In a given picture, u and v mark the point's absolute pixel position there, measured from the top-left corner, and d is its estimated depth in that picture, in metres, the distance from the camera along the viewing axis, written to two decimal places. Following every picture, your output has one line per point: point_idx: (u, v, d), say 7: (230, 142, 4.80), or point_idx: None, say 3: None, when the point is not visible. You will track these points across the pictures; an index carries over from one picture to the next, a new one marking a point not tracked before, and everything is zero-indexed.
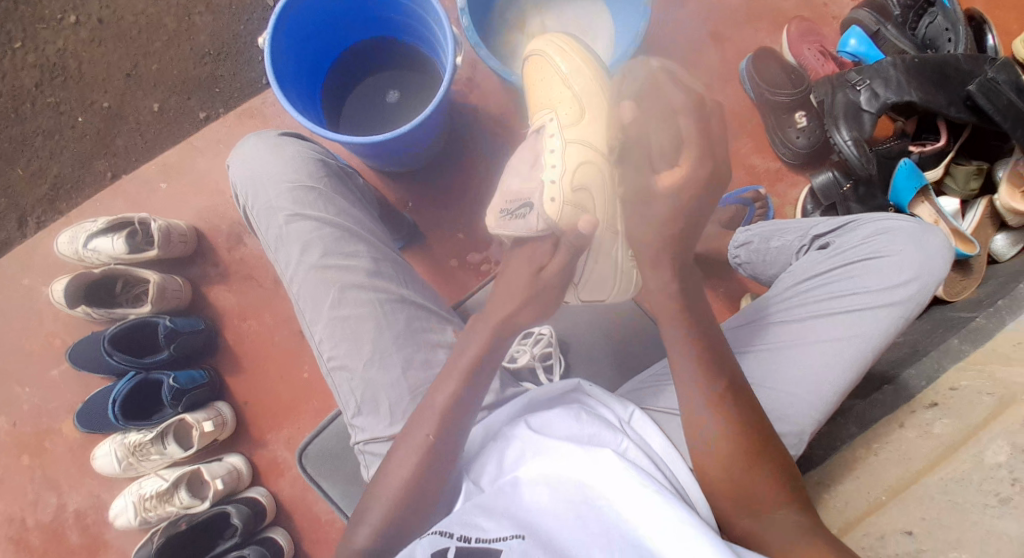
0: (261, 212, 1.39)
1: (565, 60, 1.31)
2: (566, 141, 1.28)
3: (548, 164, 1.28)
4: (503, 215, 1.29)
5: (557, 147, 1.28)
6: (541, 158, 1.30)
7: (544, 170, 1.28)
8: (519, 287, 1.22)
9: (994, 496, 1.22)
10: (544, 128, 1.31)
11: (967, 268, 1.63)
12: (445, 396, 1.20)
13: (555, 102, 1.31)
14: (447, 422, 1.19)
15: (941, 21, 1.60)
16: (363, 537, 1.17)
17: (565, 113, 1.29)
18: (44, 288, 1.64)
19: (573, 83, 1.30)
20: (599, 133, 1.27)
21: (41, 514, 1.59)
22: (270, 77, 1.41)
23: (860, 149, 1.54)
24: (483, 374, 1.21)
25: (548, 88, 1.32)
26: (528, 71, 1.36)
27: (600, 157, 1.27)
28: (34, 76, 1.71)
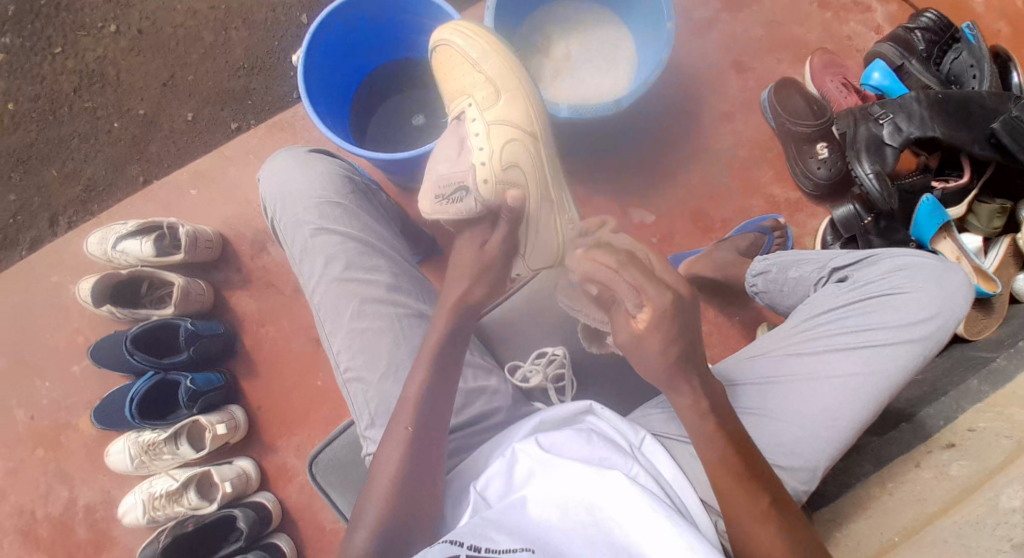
0: (288, 226, 1.42)
1: (479, 50, 1.38)
2: (487, 123, 1.35)
3: (474, 147, 1.34)
4: (438, 200, 1.31)
5: (479, 130, 1.35)
6: (466, 140, 1.36)
7: (471, 155, 1.34)
8: (468, 266, 1.27)
9: (1007, 541, 1.22)
10: (465, 116, 1.37)
11: (988, 308, 1.59)
12: (415, 386, 1.22)
13: (467, 89, 1.38)
14: (421, 413, 1.20)
15: (966, 57, 1.61)
16: (360, 541, 1.15)
17: (481, 97, 1.37)
18: (71, 286, 1.68)
19: (483, 67, 1.38)
20: (516, 110, 1.36)
21: (51, 507, 1.61)
22: (303, 94, 1.45)
23: (882, 184, 1.54)
24: (448, 364, 1.23)
25: (461, 78, 1.39)
26: (436, 62, 1.43)
27: (521, 132, 1.36)
28: (74, 81, 1.77)
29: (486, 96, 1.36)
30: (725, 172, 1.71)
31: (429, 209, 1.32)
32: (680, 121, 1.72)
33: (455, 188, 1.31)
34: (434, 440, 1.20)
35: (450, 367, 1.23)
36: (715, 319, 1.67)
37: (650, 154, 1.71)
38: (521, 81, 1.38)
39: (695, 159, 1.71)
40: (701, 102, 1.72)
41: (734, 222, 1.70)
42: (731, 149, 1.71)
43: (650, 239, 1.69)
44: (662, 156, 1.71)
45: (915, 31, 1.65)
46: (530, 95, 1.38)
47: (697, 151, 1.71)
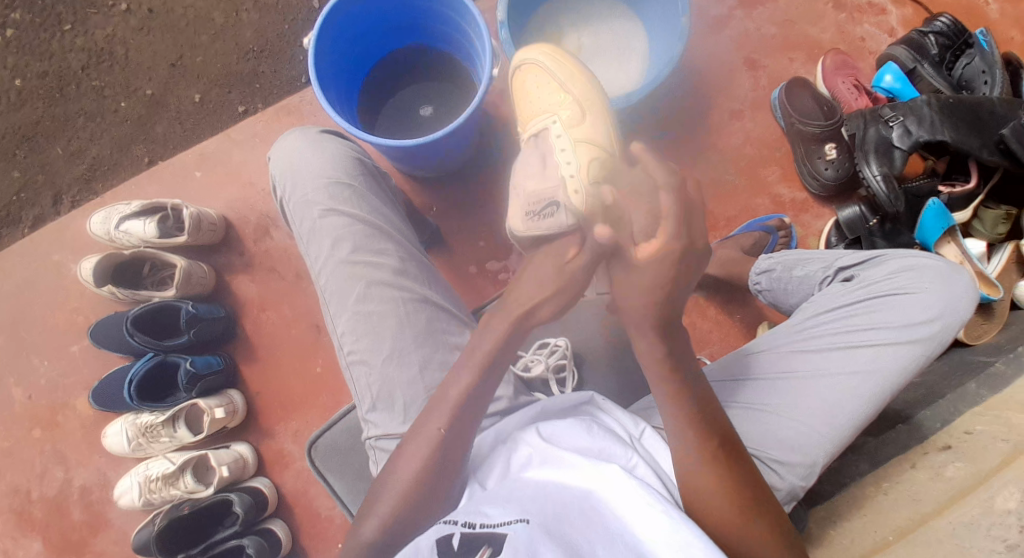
0: (297, 205, 1.42)
1: (583, 85, 1.35)
2: (574, 140, 1.32)
3: (561, 162, 1.31)
4: (529, 216, 1.29)
5: (567, 146, 1.31)
6: (549, 156, 1.33)
7: (559, 169, 1.30)
8: (550, 282, 1.24)
9: (1002, 542, 1.20)
10: (548, 133, 1.34)
11: (990, 312, 1.60)
12: (458, 389, 1.20)
13: (552, 108, 1.36)
14: (459, 417, 1.20)
15: (978, 63, 1.61)
16: (370, 530, 1.18)
17: (566, 116, 1.34)
18: (72, 264, 1.67)
19: (569, 89, 1.36)
20: (601, 132, 1.33)
21: (46, 487, 1.60)
22: (312, 77, 1.44)
23: (889, 187, 1.55)
24: (497, 371, 1.22)
25: (544, 98, 1.37)
26: (517, 83, 1.42)
27: (606, 153, 1.32)
28: (82, 59, 1.76)
29: (578, 120, 1.33)
30: (732, 170, 1.70)
31: (519, 226, 1.29)
32: (689, 117, 1.71)
33: (544, 201, 1.28)
34: (461, 441, 1.20)
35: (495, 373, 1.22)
36: (717, 317, 1.67)
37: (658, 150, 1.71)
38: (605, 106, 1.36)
39: (702, 156, 1.71)
40: (711, 99, 1.72)
41: (739, 220, 1.69)
42: (739, 147, 1.71)
43: None
44: (670, 152, 1.71)
45: (929, 36, 1.66)
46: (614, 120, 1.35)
47: (705, 148, 1.71)
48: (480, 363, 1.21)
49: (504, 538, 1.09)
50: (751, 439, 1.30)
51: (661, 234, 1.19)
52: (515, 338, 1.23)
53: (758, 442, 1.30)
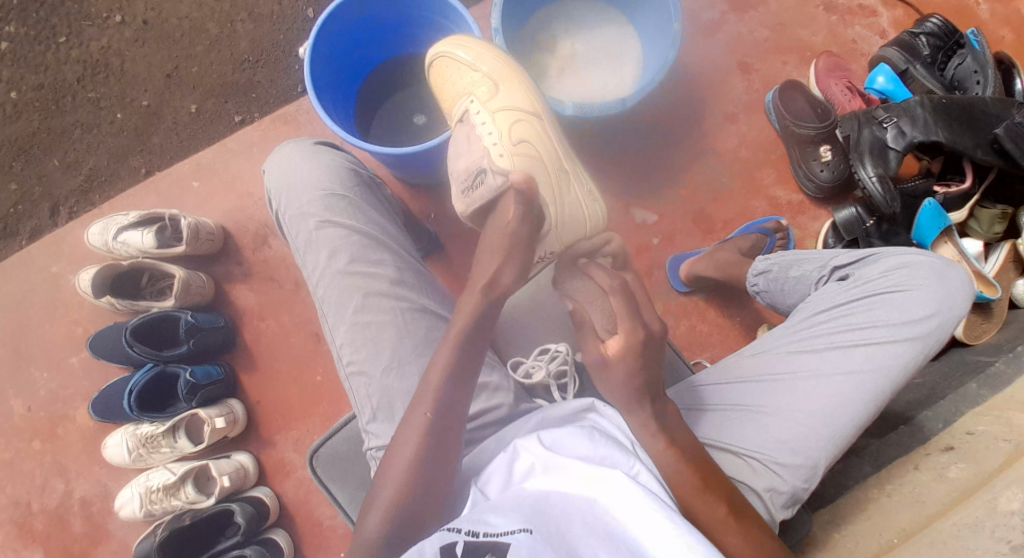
0: (292, 217, 1.42)
1: (485, 57, 1.41)
2: (492, 111, 1.37)
3: (485, 136, 1.35)
4: (465, 189, 1.36)
5: (486, 120, 1.36)
6: (476, 135, 1.37)
7: (482, 141, 1.36)
8: (497, 245, 1.28)
9: (1006, 543, 1.21)
10: (470, 115, 1.38)
11: (988, 312, 1.60)
12: (438, 374, 1.20)
13: (468, 90, 1.40)
14: (443, 404, 1.19)
15: (970, 63, 1.62)
16: (373, 525, 1.18)
17: (480, 92, 1.38)
18: (70, 276, 1.67)
19: (480, 68, 1.40)
20: (517, 95, 1.39)
21: (47, 499, 1.60)
22: (309, 84, 1.45)
23: (884, 188, 1.55)
24: (475, 346, 1.22)
25: (459, 85, 1.41)
26: (436, 77, 1.45)
27: (525, 113, 1.38)
28: (77, 71, 1.77)
29: (489, 89, 1.38)
30: (728, 173, 1.71)
31: (460, 202, 1.36)
32: (684, 122, 1.72)
33: (475, 172, 1.35)
34: (451, 431, 1.20)
35: (474, 353, 1.22)
36: (716, 320, 1.67)
37: (652, 155, 1.71)
38: (511, 67, 1.41)
39: (698, 160, 1.71)
40: (706, 102, 1.73)
41: (736, 223, 1.70)
42: (734, 150, 1.72)
43: (651, 240, 1.69)
44: (666, 156, 1.71)
45: (920, 37, 1.67)
46: (522, 80, 1.41)
47: (701, 151, 1.71)
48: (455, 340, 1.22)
49: (508, 548, 1.08)
50: (751, 442, 1.31)
51: (623, 332, 1.25)
52: (489, 315, 1.24)
53: (759, 445, 1.30)
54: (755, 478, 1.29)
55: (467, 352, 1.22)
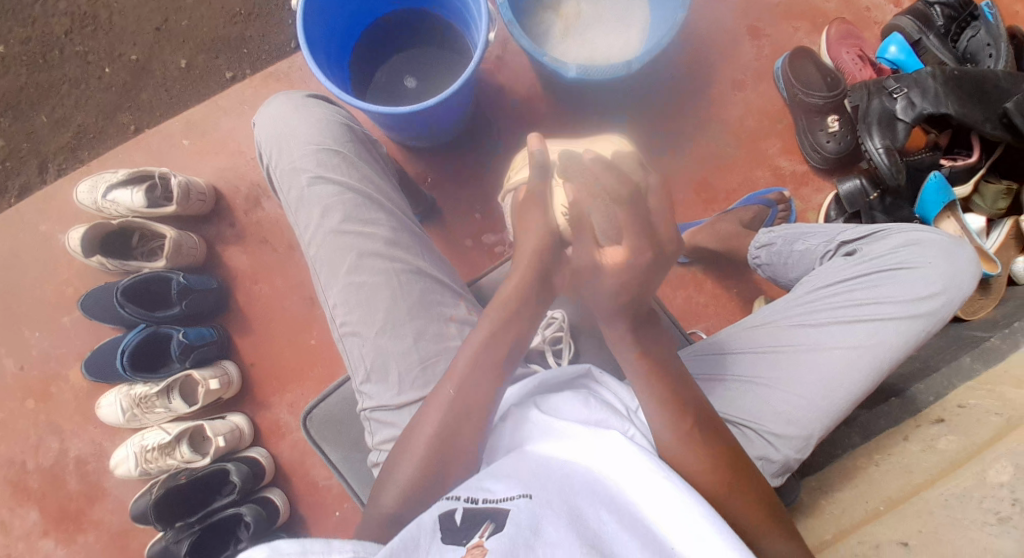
0: (284, 172, 1.39)
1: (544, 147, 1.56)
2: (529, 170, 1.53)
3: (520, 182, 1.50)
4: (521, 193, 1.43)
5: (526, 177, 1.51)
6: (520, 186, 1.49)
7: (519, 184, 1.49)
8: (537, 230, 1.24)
9: (994, 515, 1.19)
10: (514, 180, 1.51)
11: (986, 287, 1.60)
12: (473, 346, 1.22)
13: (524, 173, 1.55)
14: (473, 375, 1.21)
15: (983, 36, 1.58)
16: (389, 502, 1.19)
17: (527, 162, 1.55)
18: (60, 236, 1.65)
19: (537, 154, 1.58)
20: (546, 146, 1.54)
21: (42, 458, 1.60)
22: (300, 39, 1.40)
23: (891, 159, 1.52)
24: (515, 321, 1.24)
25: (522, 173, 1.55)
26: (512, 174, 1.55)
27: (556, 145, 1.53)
28: (65, 23, 1.72)
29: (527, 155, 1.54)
30: (731, 141, 1.68)
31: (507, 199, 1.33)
32: (689, 89, 1.68)
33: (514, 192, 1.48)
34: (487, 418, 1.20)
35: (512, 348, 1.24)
36: (714, 291, 1.66)
37: (654, 121, 1.67)
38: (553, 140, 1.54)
39: (702, 127, 1.68)
40: (712, 68, 1.68)
41: (738, 193, 1.67)
42: (739, 117, 1.68)
43: None
44: (669, 123, 1.68)
45: (934, 7, 1.62)
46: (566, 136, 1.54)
47: (704, 117, 1.68)
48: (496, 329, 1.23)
49: (507, 514, 1.08)
50: (746, 412, 1.30)
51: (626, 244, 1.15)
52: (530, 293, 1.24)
53: (754, 415, 1.30)
54: (749, 447, 1.29)
55: (505, 343, 1.23)
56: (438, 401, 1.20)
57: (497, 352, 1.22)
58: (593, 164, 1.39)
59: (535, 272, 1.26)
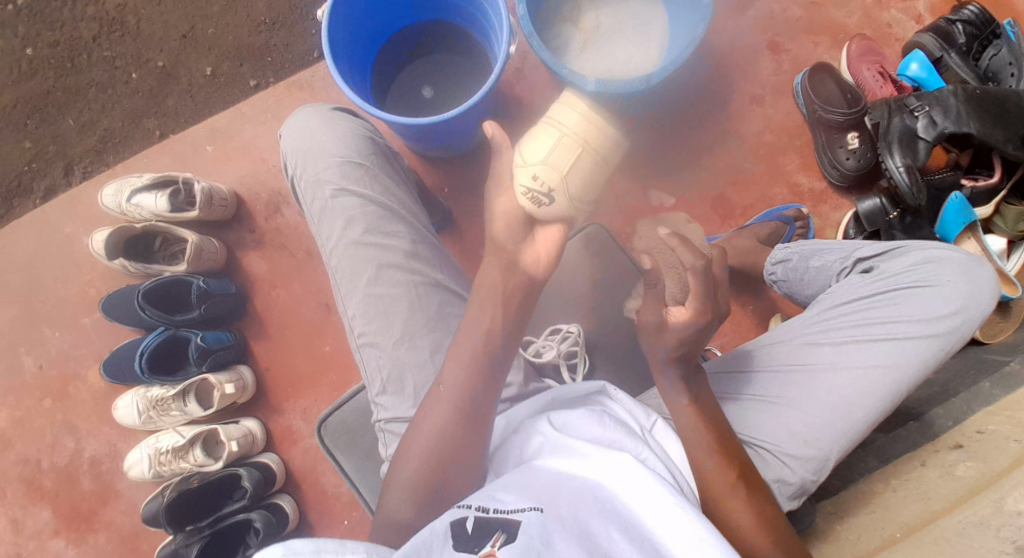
0: (308, 183, 1.41)
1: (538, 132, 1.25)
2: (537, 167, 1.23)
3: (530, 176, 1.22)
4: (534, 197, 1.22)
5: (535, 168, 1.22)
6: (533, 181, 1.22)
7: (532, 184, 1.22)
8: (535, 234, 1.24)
9: (1011, 543, 1.16)
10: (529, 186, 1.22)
11: (1006, 311, 1.59)
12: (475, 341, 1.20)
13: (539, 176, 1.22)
14: (480, 374, 1.20)
15: (1005, 54, 1.58)
16: (401, 512, 1.18)
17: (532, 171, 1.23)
18: (83, 237, 1.67)
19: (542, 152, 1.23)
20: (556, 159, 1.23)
21: (57, 457, 1.61)
22: (326, 50, 1.42)
23: (912, 178, 1.52)
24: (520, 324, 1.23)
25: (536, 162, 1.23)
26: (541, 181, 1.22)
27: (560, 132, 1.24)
28: (94, 29, 1.75)
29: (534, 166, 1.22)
30: (750, 158, 1.68)
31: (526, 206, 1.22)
32: (709, 104, 1.68)
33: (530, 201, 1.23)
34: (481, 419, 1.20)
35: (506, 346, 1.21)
36: (729, 306, 1.66)
37: (673, 136, 1.68)
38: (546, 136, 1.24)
39: (721, 143, 1.68)
40: (732, 84, 1.69)
41: (755, 209, 1.67)
42: (757, 133, 1.68)
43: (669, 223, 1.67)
44: (688, 138, 1.68)
45: (956, 24, 1.62)
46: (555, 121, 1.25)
47: (723, 133, 1.68)
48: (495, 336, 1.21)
49: (519, 525, 1.07)
50: (762, 432, 1.30)
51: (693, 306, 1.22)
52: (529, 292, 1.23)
53: (770, 434, 1.29)
54: (764, 468, 1.28)
55: (496, 340, 1.20)
56: (440, 408, 1.19)
57: (485, 349, 1.20)
58: (540, 155, 1.23)
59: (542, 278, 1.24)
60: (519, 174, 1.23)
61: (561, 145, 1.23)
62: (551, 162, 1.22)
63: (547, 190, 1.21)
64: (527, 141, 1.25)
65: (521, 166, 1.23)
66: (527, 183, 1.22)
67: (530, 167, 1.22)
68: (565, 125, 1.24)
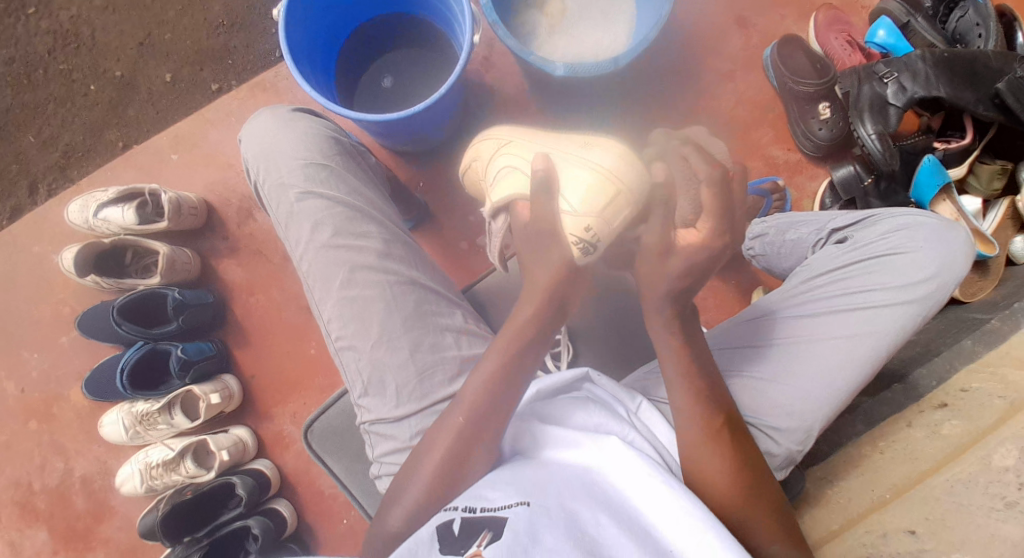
0: (272, 188, 1.38)
1: (563, 169, 1.17)
2: (587, 213, 1.13)
3: (579, 221, 1.13)
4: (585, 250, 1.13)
5: (587, 210, 1.13)
6: (591, 226, 1.13)
7: (584, 229, 1.13)
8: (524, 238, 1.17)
9: (1000, 500, 1.20)
10: (585, 235, 1.13)
11: (985, 269, 1.59)
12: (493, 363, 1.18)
13: (588, 219, 1.13)
14: (493, 386, 1.17)
15: (972, 15, 1.56)
16: (396, 519, 1.18)
17: (588, 213, 1.13)
18: (54, 257, 1.64)
19: (591, 181, 1.15)
20: (616, 207, 1.13)
21: (48, 479, 1.61)
22: (285, 52, 1.37)
23: (884, 144, 1.51)
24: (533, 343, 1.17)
25: (579, 191, 1.14)
26: (601, 224, 1.13)
27: (611, 174, 1.15)
28: (48, 42, 1.72)
29: (585, 199, 1.13)
30: (723, 133, 1.67)
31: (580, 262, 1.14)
32: (678, 81, 1.66)
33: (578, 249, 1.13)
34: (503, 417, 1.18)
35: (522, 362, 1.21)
36: (711, 283, 1.66)
37: (645, 114, 1.66)
38: (587, 175, 1.15)
39: (693, 118, 1.66)
40: (701, 58, 1.67)
41: None
42: (730, 108, 1.67)
43: None
44: (659, 116, 1.66)
45: None
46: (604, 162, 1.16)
47: (695, 110, 1.66)
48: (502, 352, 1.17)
49: (505, 522, 1.07)
50: (745, 408, 1.30)
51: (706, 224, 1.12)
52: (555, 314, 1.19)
53: (753, 410, 1.29)
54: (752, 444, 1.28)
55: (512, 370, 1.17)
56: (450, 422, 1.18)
57: (500, 374, 1.17)
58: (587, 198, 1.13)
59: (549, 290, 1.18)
60: (568, 222, 1.13)
61: (611, 188, 1.13)
62: (603, 212, 1.13)
63: (595, 239, 1.13)
64: (565, 185, 1.15)
65: (566, 211, 1.14)
66: (576, 231, 1.13)
67: (582, 215, 1.13)
68: (602, 163, 1.16)
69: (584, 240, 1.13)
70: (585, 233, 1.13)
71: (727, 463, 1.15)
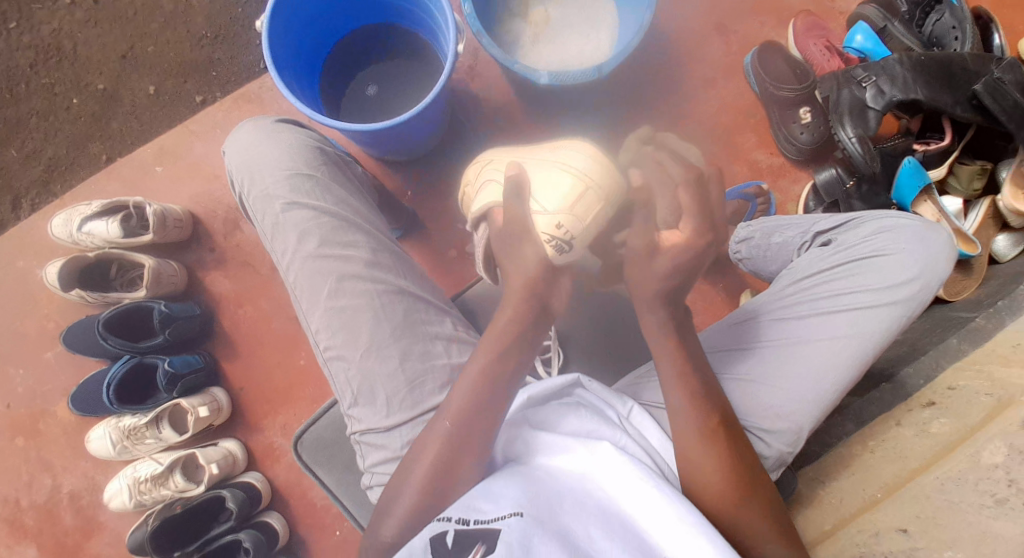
0: (257, 199, 1.38)
1: (539, 168, 1.25)
2: (561, 210, 1.20)
3: (552, 220, 1.19)
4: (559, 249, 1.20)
5: (560, 209, 1.20)
6: (564, 225, 1.19)
7: (557, 229, 1.19)
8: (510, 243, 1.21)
9: (990, 497, 1.21)
10: (557, 235, 1.20)
11: (968, 269, 1.61)
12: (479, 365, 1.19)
13: (560, 218, 1.20)
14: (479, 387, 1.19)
15: (948, 19, 1.59)
16: (390, 530, 1.18)
17: (560, 210, 1.20)
18: (39, 271, 1.63)
19: (566, 178, 1.22)
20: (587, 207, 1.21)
21: (35, 495, 1.59)
22: (269, 64, 1.37)
23: (864, 147, 1.52)
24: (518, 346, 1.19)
25: (553, 188, 1.22)
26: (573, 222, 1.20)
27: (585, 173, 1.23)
28: (30, 56, 1.72)
29: (558, 197, 1.20)
30: (707, 139, 1.68)
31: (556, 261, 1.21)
32: (660, 88, 1.68)
33: (552, 248, 1.20)
34: (494, 416, 1.19)
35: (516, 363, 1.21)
36: (700, 288, 1.67)
37: (629, 121, 1.68)
38: (561, 173, 1.23)
39: (677, 124, 1.68)
40: (683, 65, 1.69)
41: None
42: (714, 113, 1.69)
43: None
44: (644, 122, 1.68)
45: None
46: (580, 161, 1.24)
47: (679, 116, 1.68)
48: (490, 353, 1.19)
49: (499, 534, 1.07)
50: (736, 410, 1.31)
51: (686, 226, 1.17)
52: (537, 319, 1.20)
53: (743, 411, 1.30)
54: None
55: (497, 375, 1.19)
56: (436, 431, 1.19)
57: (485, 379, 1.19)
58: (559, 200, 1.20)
59: (530, 299, 1.19)
60: (540, 221, 1.20)
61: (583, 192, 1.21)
62: (574, 210, 1.20)
63: (568, 238, 1.20)
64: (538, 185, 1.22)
65: (539, 212, 1.20)
66: (548, 230, 1.19)
67: (553, 214, 1.20)
68: (579, 163, 1.24)
69: (557, 241, 1.20)
70: (558, 233, 1.20)
71: (723, 465, 1.16)
